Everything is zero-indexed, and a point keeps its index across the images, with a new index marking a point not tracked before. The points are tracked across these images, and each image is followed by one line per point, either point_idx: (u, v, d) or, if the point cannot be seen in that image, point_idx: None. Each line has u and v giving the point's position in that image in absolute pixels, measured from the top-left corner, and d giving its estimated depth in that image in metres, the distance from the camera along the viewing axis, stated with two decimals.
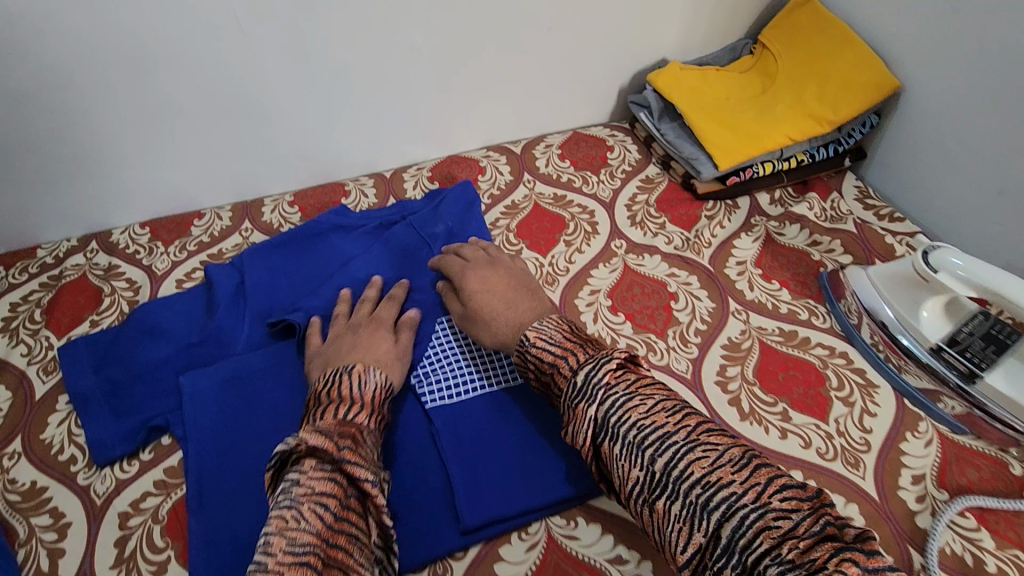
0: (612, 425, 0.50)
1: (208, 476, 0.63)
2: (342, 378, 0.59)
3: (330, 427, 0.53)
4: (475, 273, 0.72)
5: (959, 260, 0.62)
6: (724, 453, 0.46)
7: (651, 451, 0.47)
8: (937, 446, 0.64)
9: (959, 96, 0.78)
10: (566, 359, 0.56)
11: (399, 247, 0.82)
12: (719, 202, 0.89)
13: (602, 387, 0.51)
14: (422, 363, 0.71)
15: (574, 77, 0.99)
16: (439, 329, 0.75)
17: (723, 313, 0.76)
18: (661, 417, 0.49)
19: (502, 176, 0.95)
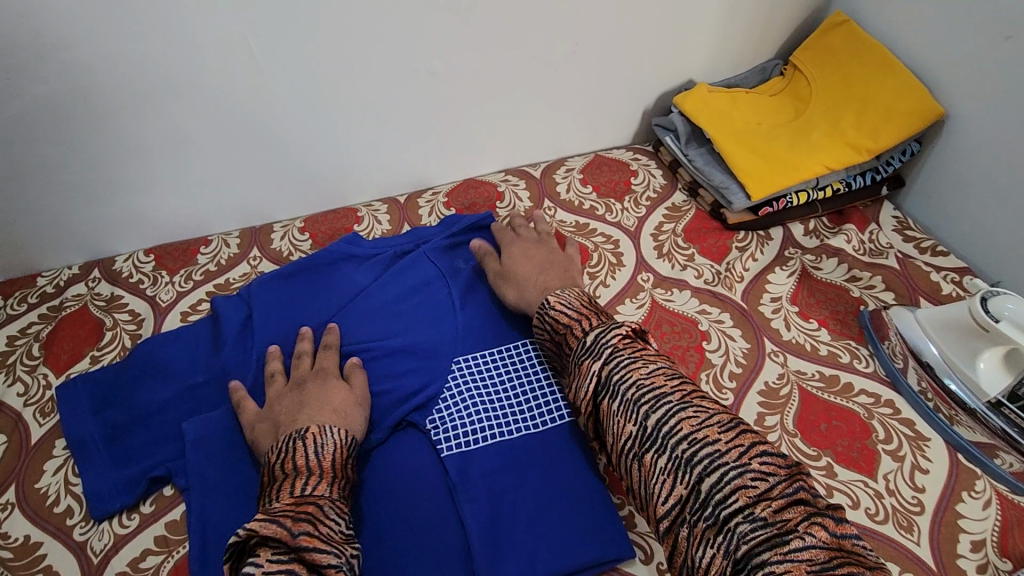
0: (612, 382, 0.53)
1: (211, 533, 0.59)
2: (294, 446, 0.56)
3: (284, 508, 0.51)
4: (522, 245, 0.78)
5: (1014, 306, 0.58)
6: (714, 415, 0.49)
7: (646, 408, 0.50)
8: (997, 508, 0.59)
9: (1009, 126, 0.74)
10: (579, 323, 0.60)
11: (416, 279, 0.78)
12: (751, 233, 0.84)
13: (609, 347, 0.55)
14: (440, 405, 0.67)
15: (596, 99, 0.95)
16: (457, 368, 0.70)
17: (759, 355, 0.71)
18: (659, 379, 0.52)
19: (522, 202, 0.91)
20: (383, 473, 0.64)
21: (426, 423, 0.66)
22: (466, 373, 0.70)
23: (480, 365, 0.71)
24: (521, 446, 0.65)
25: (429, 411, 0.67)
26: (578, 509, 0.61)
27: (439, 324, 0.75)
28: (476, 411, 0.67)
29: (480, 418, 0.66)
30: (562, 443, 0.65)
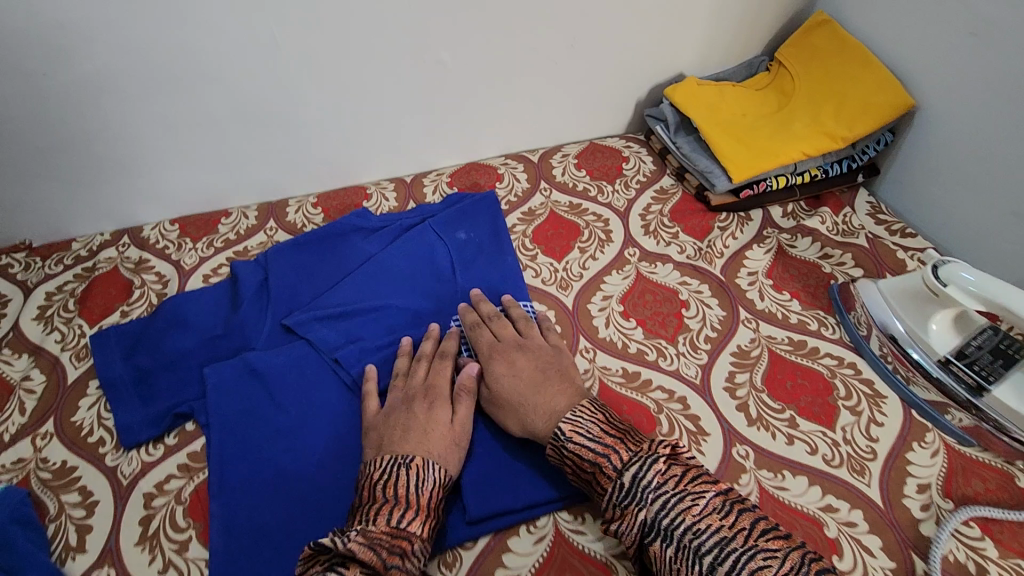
0: (665, 527, 0.50)
1: (225, 462, 0.65)
2: (400, 471, 0.56)
3: (382, 535, 0.51)
4: (502, 354, 0.67)
5: (970, 276, 0.62)
6: (785, 562, 0.46)
7: (710, 559, 0.47)
8: (944, 457, 0.64)
9: (972, 116, 0.79)
10: (608, 458, 0.55)
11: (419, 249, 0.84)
12: (731, 214, 0.90)
13: (651, 488, 0.51)
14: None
15: (593, 91, 1.02)
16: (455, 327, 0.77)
17: (734, 322, 0.77)
18: (716, 519, 0.49)
19: (519, 183, 0.97)
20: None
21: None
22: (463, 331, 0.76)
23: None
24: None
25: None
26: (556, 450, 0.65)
27: (439, 290, 0.82)
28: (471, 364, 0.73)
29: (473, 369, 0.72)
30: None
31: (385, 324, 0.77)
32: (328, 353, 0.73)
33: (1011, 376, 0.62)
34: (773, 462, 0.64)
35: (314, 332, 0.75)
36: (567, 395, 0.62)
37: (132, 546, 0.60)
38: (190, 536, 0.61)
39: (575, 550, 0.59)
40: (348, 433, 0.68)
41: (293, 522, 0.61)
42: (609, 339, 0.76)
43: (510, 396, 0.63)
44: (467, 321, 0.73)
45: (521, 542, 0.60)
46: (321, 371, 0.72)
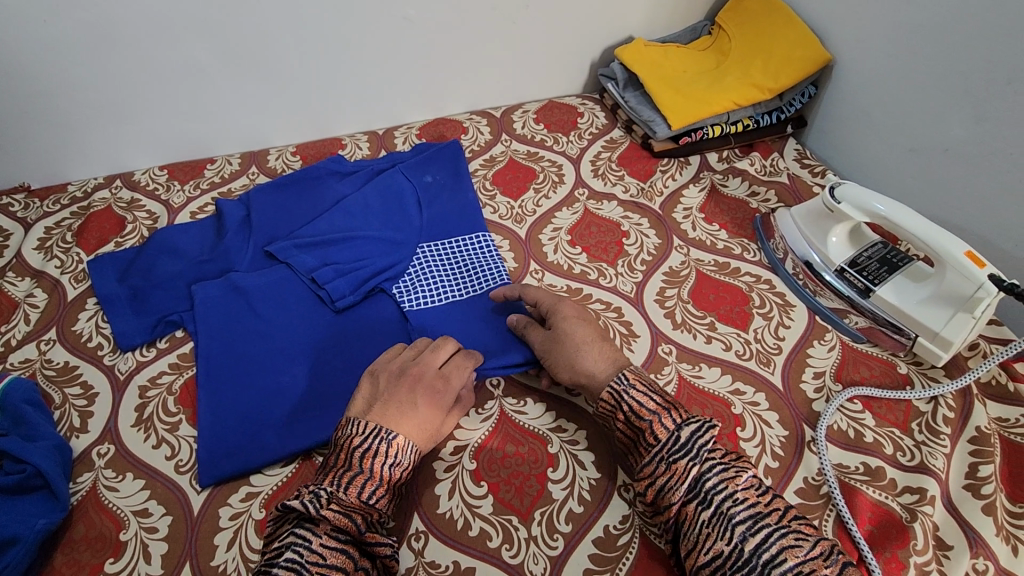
0: (707, 489, 0.52)
1: (210, 361, 0.73)
2: (379, 446, 0.56)
3: (352, 505, 0.53)
4: (571, 304, 0.70)
5: (880, 206, 0.71)
6: (816, 545, 0.48)
7: (743, 528, 0.50)
8: (839, 350, 0.74)
9: (878, 68, 0.89)
10: (667, 413, 0.57)
11: (386, 185, 0.91)
12: (673, 159, 1.00)
13: (705, 450, 0.54)
14: (406, 277, 0.81)
15: (552, 52, 1.11)
16: (420, 251, 0.84)
17: (668, 248, 0.87)
18: (753, 495, 0.52)
19: (483, 135, 1.07)
20: (357, 324, 0.77)
21: (393, 290, 0.80)
22: (427, 254, 0.84)
23: (440, 248, 0.85)
24: (469, 303, 0.79)
25: (397, 282, 0.80)
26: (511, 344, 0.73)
27: (406, 220, 0.88)
28: (433, 280, 0.80)
29: (435, 285, 0.80)
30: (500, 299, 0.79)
31: (359, 249, 0.84)
32: (306, 274, 0.80)
33: (892, 279, 0.74)
34: (693, 356, 0.74)
35: (293, 257, 0.81)
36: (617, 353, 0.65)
37: (129, 427, 0.69)
38: (180, 419, 0.69)
39: (517, 426, 0.68)
40: (321, 336, 0.75)
41: (270, 406, 0.70)
42: (556, 263, 0.86)
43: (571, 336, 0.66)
44: (506, 289, 0.75)
45: (470, 420, 0.68)
46: (299, 288, 0.80)
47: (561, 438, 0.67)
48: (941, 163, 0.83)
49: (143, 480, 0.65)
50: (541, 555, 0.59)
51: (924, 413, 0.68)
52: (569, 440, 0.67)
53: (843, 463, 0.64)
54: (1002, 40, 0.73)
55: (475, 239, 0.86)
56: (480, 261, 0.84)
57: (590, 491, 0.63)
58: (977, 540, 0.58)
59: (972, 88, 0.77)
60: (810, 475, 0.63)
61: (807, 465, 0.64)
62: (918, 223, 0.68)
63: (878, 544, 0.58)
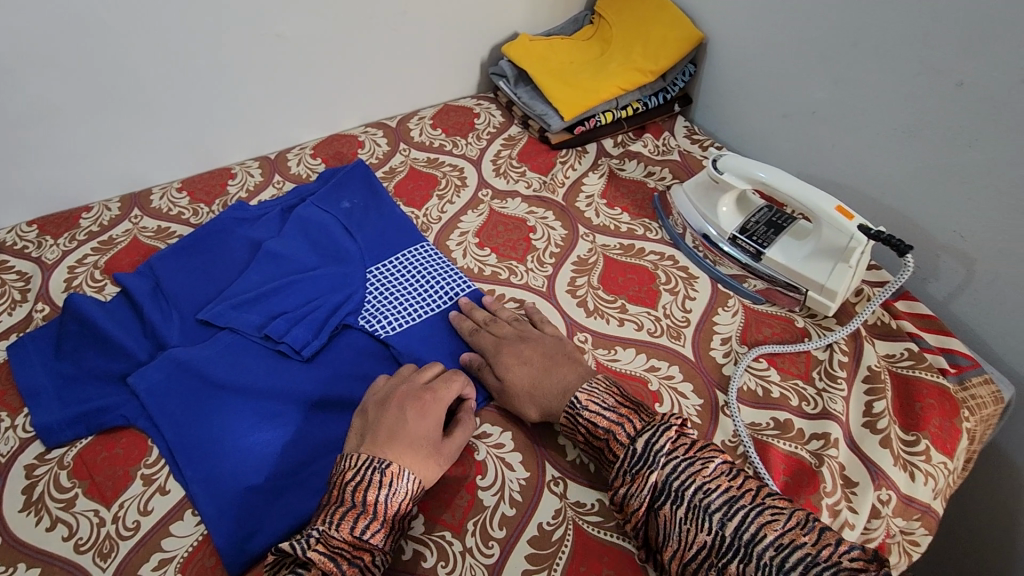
0: (675, 488, 0.54)
1: (187, 450, 0.65)
2: (372, 478, 0.55)
3: (343, 545, 0.52)
4: (510, 349, 0.69)
5: (764, 174, 0.75)
6: (791, 517, 0.52)
7: (720, 516, 0.52)
8: (742, 314, 0.77)
9: (747, 40, 0.94)
10: (622, 426, 0.59)
11: (308, 223, 0.88)
12: (570, 150, 1.02)
13: (664, 454, 0.56)
14: (368, 305, 0.78)
15: (440, 55, 1.10)
16: (370, 275, 0.82)
17: (574, 237, 0.88)
18: (724, 482, 0.54)
19: (380, 147, 1.05)
20: (333, 364, 0.73)
21: (359, 322, 0.77)
22: (379, 276, 0.82)
23: (388, 269, 0.83)
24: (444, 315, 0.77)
25: (360, 313, 0.78)
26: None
27: (343, 250, 0.86)
28: (395, 301, 0.79)
29: (404, 302, 0.78)
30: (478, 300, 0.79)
31: (303, 291, 0.80)
32: (256, 332, 0.75)
33: (779, 241, 0.78)
34: (608, 341, 0.75)
35: (235, 319, 0.76)
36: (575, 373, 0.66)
37: (16, 512, 0.63)
38: (75, 494, 0.64)
39: None
40: (305, 385, 0.70)
41: (275, 481, 0.63)
42: (466, 267, 0.85)
43: (523, 384, 0.66)
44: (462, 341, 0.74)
45: None
46: (253, 349, 0.74)
47: (487, 443, 0.67)
48: (812, 124, 0.88)
49: (39, 568, 0.59)
50: (477, 565, 0.58)
51: (822, 361, 0.72)
52: (495, 444, 0.67)
53: (755, 421, 0.67)
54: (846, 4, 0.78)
55: (419, 251, 0.86)
56: (430, 271, 0.82)
57: (520, 492, 0.63)
58: (878, 473, 0.62)
59: (828, 52, 0.82)
60: (726, 438, 0.65)
61: (722, 428, 0.66)
62: (797, 186, 0.72)
63: (794, 493, 0.60)
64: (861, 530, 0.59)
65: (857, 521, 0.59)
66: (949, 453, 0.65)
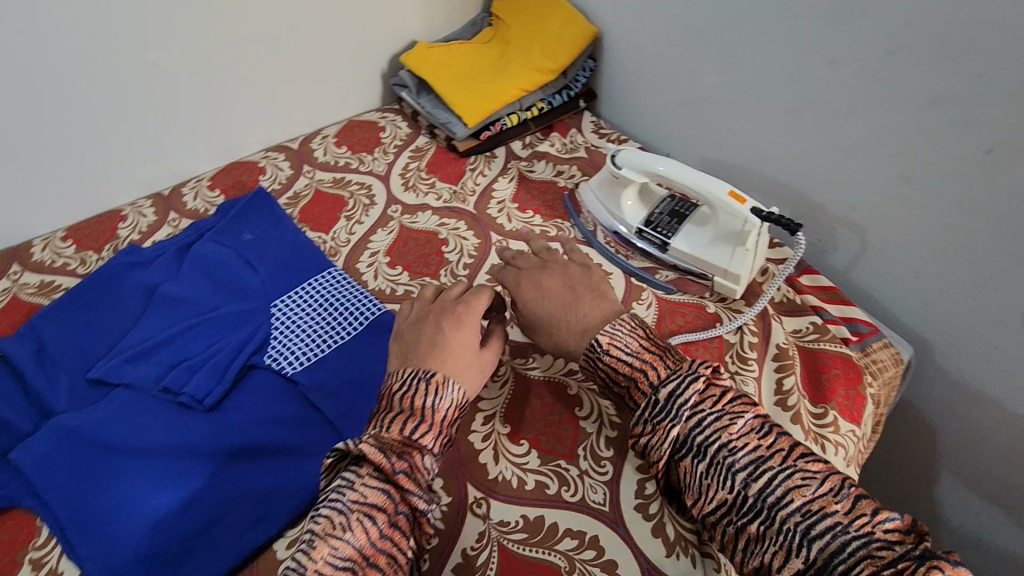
0: (698, 443, 0.50)
1: (78, 526, 0.60)
2: (418, 386, 0.55)
3: (394, 442, 0.52)
4: (531, 282, 0.67)
5: (662, 167, 0.75)
6: (826, 482, 0.47)
7: (743, 476, 0.48)
8: (656, 306, 0.77)
9: (638, 33, 0.95)
10: (645, 373, 0.55)
11: (207, 261, 0.83)
12: (479, 156, 1.01)
13: (688, 407, 0.51)
14: (274, 341, 0.75)
15: (336, 71, 1.07)
16: (275, 309, 0.78)
17: (487, 246, 0.87)
18: (754, 440, 0.49)
19: (282, 171, 1.01)
20: (238, 410, 0.69)
21: (266, 361, 0.73)
22: (285, 309, 0.78)
23: (295, 301, 0.79)
24: (356, 344, 0.74)
25: (266, 352, 0.74)
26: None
27: (246, 285, 0.81)
28: (303, 335, 0.75)
29: (313, 335, 0.75)
30: (391, 324, 0.76)
31: (204, 335, 0.76)
32: (152, 385, 0.70)
33: (684, 230, 0.78)
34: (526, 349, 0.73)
35: (129, 374, 0.71)
36: (601, 307, 0.62)
37: None
38: None
39: None
40: (207, 439, 0.65)
41: (174, 551, 0.59)
42: (378, 289, 0.82)
43: (542, 318, 0.64)
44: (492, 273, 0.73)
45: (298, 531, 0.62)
46: (150, 405, 0.69)
47: None
48: (708, 111, 0.89)
49: None
50: None
51: (734, 344, 0.73)
52: None
53: None
54: None
55: (326, 277, 0.82)
56: (339, 299, 0.79)
57: (443, 519, 0.61)
58: None
59: (712, 39, 0.83)
60: None
61: None
62: (695, 176, 0.73)
63: None
64: None
65: None
66: (856, 420, 0.67)
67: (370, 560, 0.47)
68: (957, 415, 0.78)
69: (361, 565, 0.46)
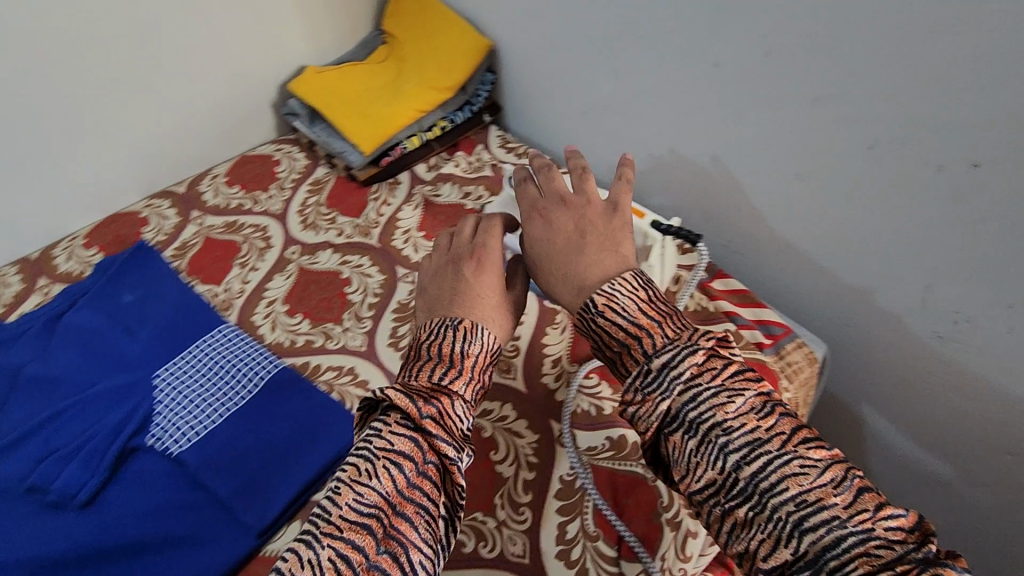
0: (691, 420, 0.46)
1: None
2: (448, 332, 0.53)
3: (421, 388, 0.49)
4: (542, 220, 0.62)
5: None
6: (827, 471, 0.42)
7: (736, 458, 0.44)
8: (570, 330, 0.74)
9: (528, 42, 0.92)
10: (640, 341, 0.50)
11: (82, 332, 0.76)
12: (382, 183, 0.96)
13: (682, 380, 0.47)
14: (158, 417, 0.68)
15: (218, 106, 1.00)
16: (158, 380, 0.71)
17: (394, 281, 0.81)
18: (752, 420, 0.45)
19: (167, 219, 0.93)
20: (117, 504, 0.62)
21: (149, 442, 0.66)
22: (169, 378, 0.71)
23: (182, 368, 0.72)
24: (250, 410, 0.68)
25: (150, 430, 0.67)
26: (321, 432, 0.66)
27: (126, 355, 0.74)
28: (191, 406, 0.68)
29: (201, 405, 0.69)
30: (287, 382, 0.70)
31: (78, 420, 0.68)
32: (20, 484, 0.64)
33: None
34: None
35: None
36: (606, 261, 0.56)
37: None
38: None
39: None
40: (81, 542, 0.59)
41: None
42: (276, 342, 0.76)
43: (542, 261, 0.60)
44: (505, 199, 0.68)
45: None
46: (17, 508, 0.62)
47: None
48: (609, 118, 0.87)
49: None
50: None
51: None
52: None
53: (591, 445, 0.63)
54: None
55: (216, 337, 0.75)
56: (232, 360, 0.72)
57: None
58: None
59: (596, 46, 0.81)
60: (564, 473, 0.62)
61: (560, 463, 0.62)
62: None
63: (633, 517, 0.58)
64: (707, 536, 0.56)
65: (699, 529, 0.56)
66: None
67: (396, 508, 0.44)
68: (886, 403, 0.77)
69: (386, 513, 0.43)
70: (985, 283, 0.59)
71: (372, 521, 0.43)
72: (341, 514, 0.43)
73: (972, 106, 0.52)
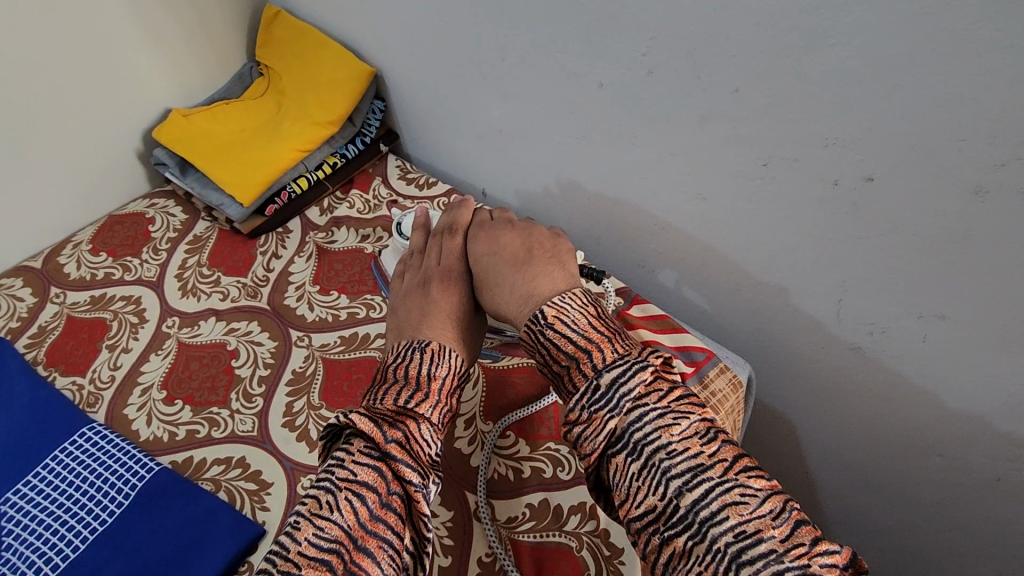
0: (636, 440, 0.42)
1: None
2: (414, 355, 0.52)
3: (386, 412, 0.47)
4: (485, 237, 0.62)
5: None
6: (767, 502, 0.38)
7: (678, 483, 0.40)
8: (483, 382, 0.68)
9: (412, 65, 0.84)
10: (589, 354, 0.47)
11: None
12: (270, 234, 0.87)
13: (632, 398, 0.44)
14: (7, 552, 0.58)
15: (72, 166, 0.89)
16: (6, 506, 0.61)
17: (286, 347, 0.73)
18: (696, 445, 0.41)
19: (22, 301, 0.82)
20: None
21: None
22: (20, 501, 0.61)
23: (36, 486, 0.62)
24: (118, 529, 0.59)
25: None
26: (204, 545, 0.58)
27: None
28: (47, 534, 0.59)
29: (59, 530, 0.59)
30: (164, 486, 0.62)
31: None
32: None
33: None
34: None
35: None
36: (555, 274, 0.55)
37: None
38: None
39: None
40: None
41: None
42: (152, 437, 0.67)
43: (490, 275, 0.59)
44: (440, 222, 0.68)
45: None
46: None
47: None
48: (506, 142, 0.81)
49: None
50: None
51: None
52: None
53: (510, 516, 0.58)
54: (469, 19, 0.71)
55: (77, 443, 0.65)
56: (97, 469, 0.63)
57: None
58: None
59: (481, 68, 0.75)
60: (483, 554, 0.56)
61: (478, 542, 0.57)
62: None
63: None
64: None
65: None
66: None
67: (358, 542, 0.41)
68: (815, 414, 0.74)
69: (348, 548, 0.41)
70: (894, 294, 0.57)
71: (332, 559, 0.40)
72: (299, 550, 0.40)
73: (860, 120, 0.48)
